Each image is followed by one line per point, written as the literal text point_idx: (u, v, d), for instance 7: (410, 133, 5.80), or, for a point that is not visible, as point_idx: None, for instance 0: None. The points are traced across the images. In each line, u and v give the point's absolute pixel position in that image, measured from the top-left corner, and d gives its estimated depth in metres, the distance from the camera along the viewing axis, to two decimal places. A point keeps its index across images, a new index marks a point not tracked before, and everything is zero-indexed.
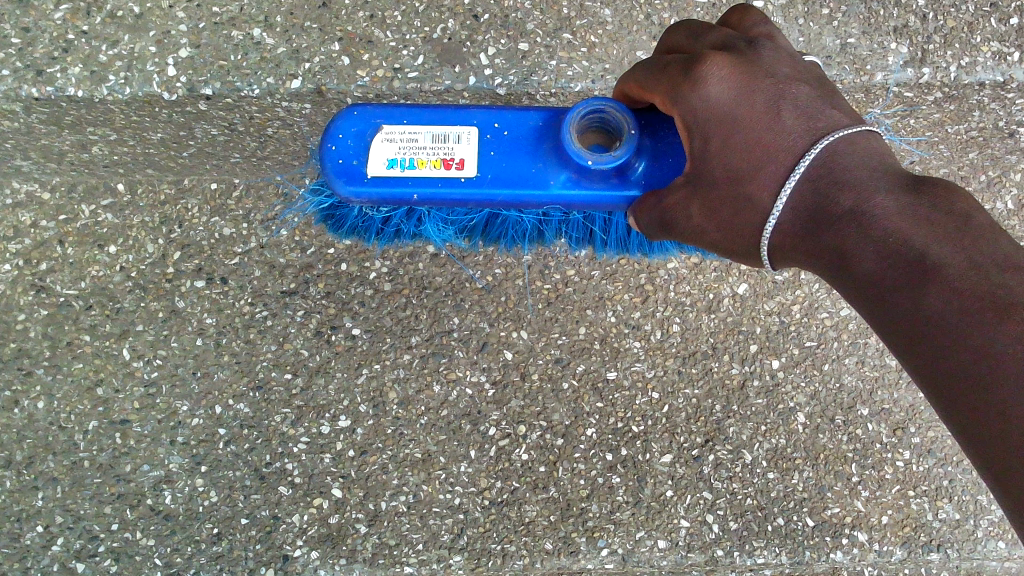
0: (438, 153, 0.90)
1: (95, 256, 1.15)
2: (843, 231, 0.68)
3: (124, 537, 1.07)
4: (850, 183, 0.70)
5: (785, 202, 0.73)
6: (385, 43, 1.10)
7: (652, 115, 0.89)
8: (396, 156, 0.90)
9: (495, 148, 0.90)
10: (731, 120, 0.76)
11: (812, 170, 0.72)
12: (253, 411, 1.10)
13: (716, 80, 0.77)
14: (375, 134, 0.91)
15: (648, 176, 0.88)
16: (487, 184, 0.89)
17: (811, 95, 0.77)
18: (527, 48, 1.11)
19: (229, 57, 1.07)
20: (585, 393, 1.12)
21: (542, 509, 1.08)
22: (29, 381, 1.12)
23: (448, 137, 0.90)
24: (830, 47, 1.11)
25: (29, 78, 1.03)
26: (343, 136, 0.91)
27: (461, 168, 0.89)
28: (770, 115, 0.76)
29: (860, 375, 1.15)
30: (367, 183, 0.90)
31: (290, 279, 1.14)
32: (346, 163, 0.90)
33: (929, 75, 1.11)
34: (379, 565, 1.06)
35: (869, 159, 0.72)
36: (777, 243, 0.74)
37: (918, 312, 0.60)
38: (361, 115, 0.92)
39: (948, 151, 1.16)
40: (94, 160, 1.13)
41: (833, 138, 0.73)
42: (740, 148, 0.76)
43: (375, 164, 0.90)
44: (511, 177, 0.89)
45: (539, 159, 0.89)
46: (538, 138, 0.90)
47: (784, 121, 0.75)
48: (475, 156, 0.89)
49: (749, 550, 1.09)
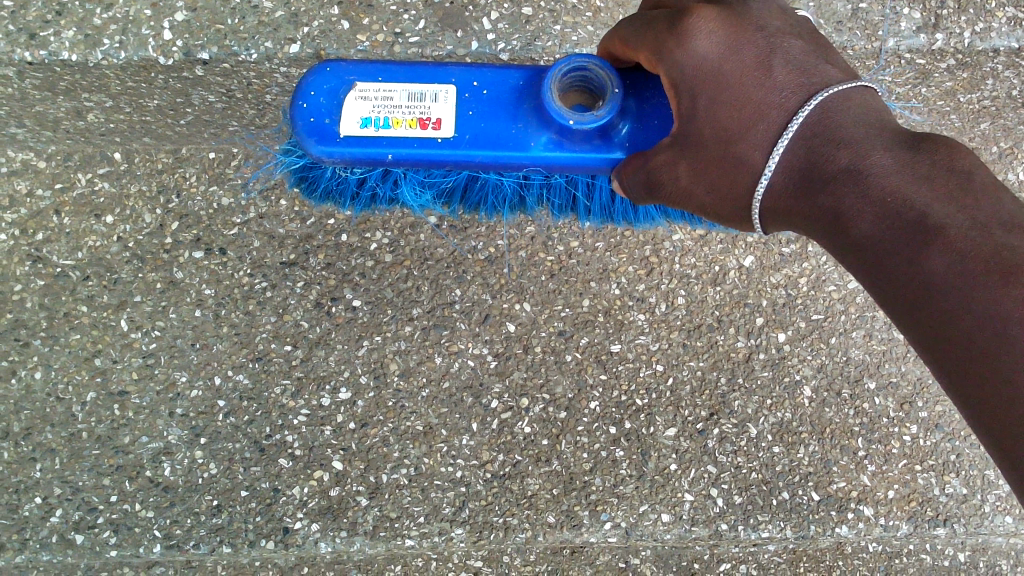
0: (415, 112, 0.88)
1: (91, 226, 1.13)
2: (838, 189, 0.66)
3: (123, 508, 1.06)
4: (846, 140, 0.68)
5: (778, 160, 0.71)
6: (386, 8, 1.08)
7: (637, 75, 0.88)
8: (370, 115, 0.88)
9: (474, 107, 0.88)
10: (720, 76, 0.75)
11: (806, 127, 0.70)
12: (252, 383, 1.09)
13: (704, 34, 0.75)
14: (349, 91, 0.89)
15: (632, 138, 0.86)
16: (464, 145, 0.87)
17: (803, 51, 0.75)
18: (531, 12, 1.09)
19: (226, 21, 1.06)
20: (588, 365, 1.10)
21: (544, 482, 1.07)
22: (26, 352, 1.10)
23: (424, 96, 0.88)
24: (840, 12, 1.08)
25: (21, 41, 1.01)
26: (315, 93, 0.89)
27: (438, 128, 0.87)
28: (760, 71, 0.74)
29: (867, 349, 1.14)
30: (340, 143, 0.88)
31: (290, 250, 1.13)
32: (318, 122, 0.88)
33: (942, 41, 1.08)
34: (381, 537, 1.05)
35: (865, 115, 0.70)
36: (768, 205, 0.73)
37: (919, 274, 0.58)
38: (335, 72, 0.90)
39: (959, 122, 1.13)
40: (90, 128, 1.11)
41: (827, 94, 0.71)
42: (730, 106, 0.74)
43: (348, 123, 0.88)
44: (489, 138, 0.87)
45: (518, 119, 0.87)
46: (517, 98, 0.88)
47: (775, 76, 0.74)
48: (452, 116, 0.88)
49: (754, 524, 1.07)
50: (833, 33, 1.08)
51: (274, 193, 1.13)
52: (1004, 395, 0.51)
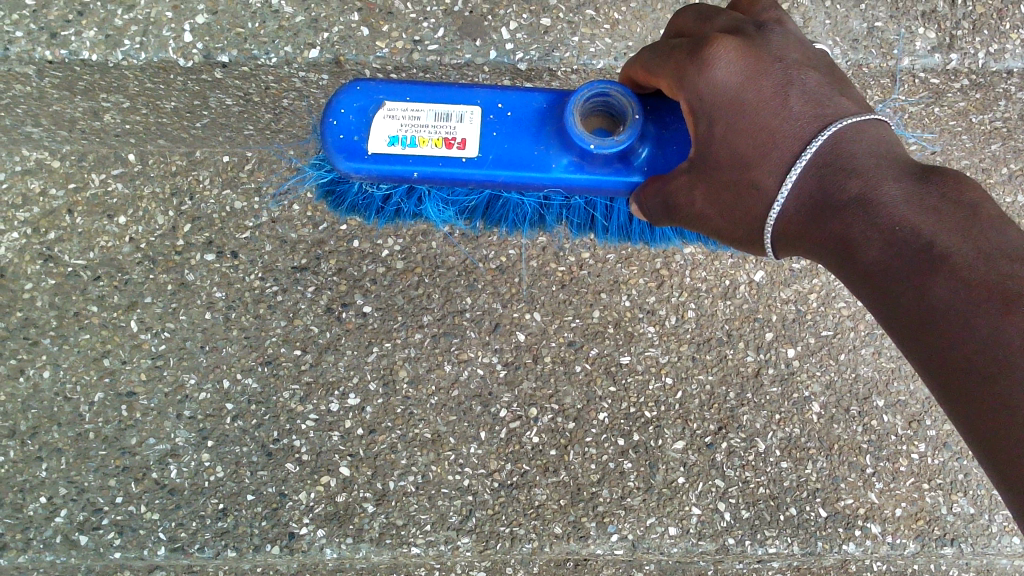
0: (441, 132, 0.88)
1: (103, 226, 1.14)
2: (847, 217, 0.66)
3: (128, 510, 1.06)
4: (857, 170, 0.68)
5: (791, 187, 0.71)
6: (406, 15, 1.09)
7: (656, 101, 0.88)
8: (398, 133, 0.88)
9: (498, 128, 0.88)
10: (739, 104, 0.75)
11: (820, 156, 0.70)
12: (261, 387, 1.09)
13: (724, 63, 0.75)
14: (377, 110, 0.89)
15: (652, 163, 0.86)
16: (488, 165, 0.87)
17: (820, 82, 0.75)
18: (550, 23, 1.09)
19: (246, 25, 1.06)
20: (597, 377, 1.10)
21: (552, 493, 1.07)
22: (34, 351, 1.10)
23: (450, 116, 0.88)
24: (856, 30, 1.09)
25: (43, 40, 1.02)
26: (345, 111, 0.89)
27: (462, 148, 0.88)
28: (776, 99, 0.74)
29: (876, 366, 1.14)
30: (368, 160, 0.89)
31: (302, 255, 1.13)
32: (347, 139, 0.89)
33: (956, 61, 1.10)
34: (386, 544, 1.05)
35: (878, 146, 0.70)
36: (781, 231, 0.73)
37: (922, 301, 0.58)
38: (365, 91, 0.90)
39: (971, 143, 1.12)
40: (106, 129, 1.11)
41: (842, 125, 0.71)
42: (745, 133, 0.74)
43: (376, 140, 0.89)
44: (512, 159, 0.87)
45: (540, 141, 0.88)
46: (540, 120, 0.88)
47: (792, 106, 0.73)
48: (477, 136, 0.88)
49: (760, 540, 1.07)
50: (848, 51, 1.09)
51: (286, 198, 1.14)
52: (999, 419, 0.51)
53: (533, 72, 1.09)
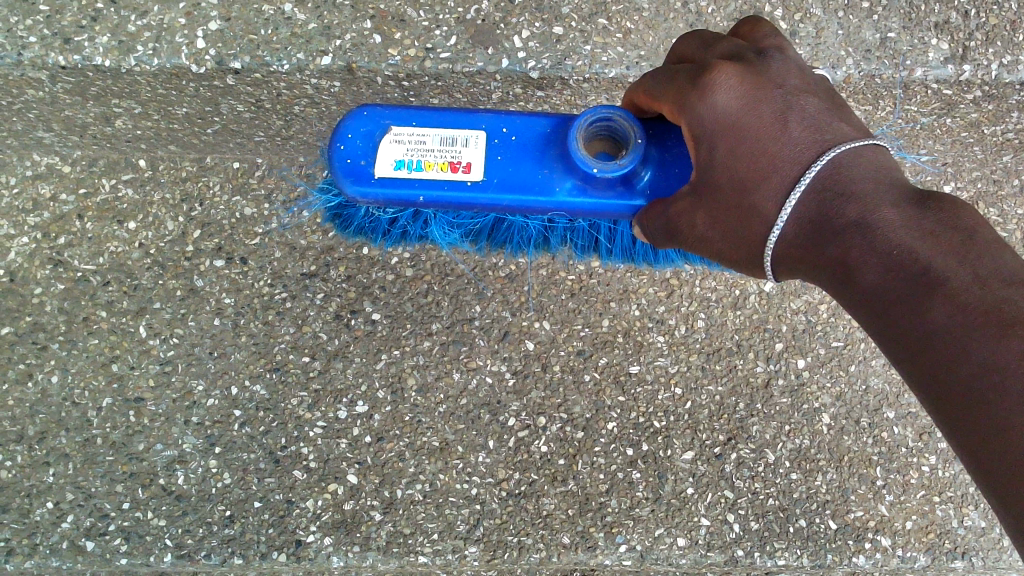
0: (446, 156, 0.88)
1: (114, 231, 1.14)
2: (846, 242, 0.65)
3: (134, 516, 1.06)
4: (856, 194, 0.66)
5: (792, 211, 0.69)
6: (418, 23, 1.07)
7: (659, 125, 0.87)
8: (404, 158, 0.88)
9: (503, 153, 0.88)
10: (739, 130, 0.73)
11: (820, 180, 0.68)
12: (269, 394, 1.09)
13: (725, 88, 0.74)
14: (384, 135, 0.89)
15: (654, 186, 0.86)
16: (492, 189, 0.87)
17: (820, 108, 0.74)
18: (562, 32, 1.08)
19: (259, 32, 1.05)
20: (606, 387, 1.10)
21: (560, 502, 1.06)
22: (43, 356, 1.10)
23: (455, 141, 0.88)
24: (869, 41, 1.08)
25: (57, 45, 1.01)
26: (352, 136, 0.89)
27: (468, 172, 0.88)
28: (776, 124, 0.73)
29: (887, 378, 1.13)
30: (374, 184, 0.89)
31: (311, 261, 1.12)
32: (354, 164, 0.89)
33: (969, 72, 1.08)
34: (393, 553, 1.04)
35: (877, 171, 0.68)
36: (781, 255, 0.71)
37: (920, 326, 0.57)
38: (371, 117, 0.90)
39: (982, 154, 1.14)
40: (117, 134, 1.12)
41: (840, 150, 0.69)
42: (746, 158, 0.73)
43: (383, 165, 0.89)
44: (516, 183, 0.87)
45: (543, 166, 0.87)
46: (544, 145, 0.88)
47: (791, 131, 0.72)
48: (481, 161, 0.88)
49: (770, 551, 1.06)
50: (861, 61, 1.08)
51: (295, 205, 1.14)
52: (1000, 446, 0.50)
53: (545, 80, 1.08)
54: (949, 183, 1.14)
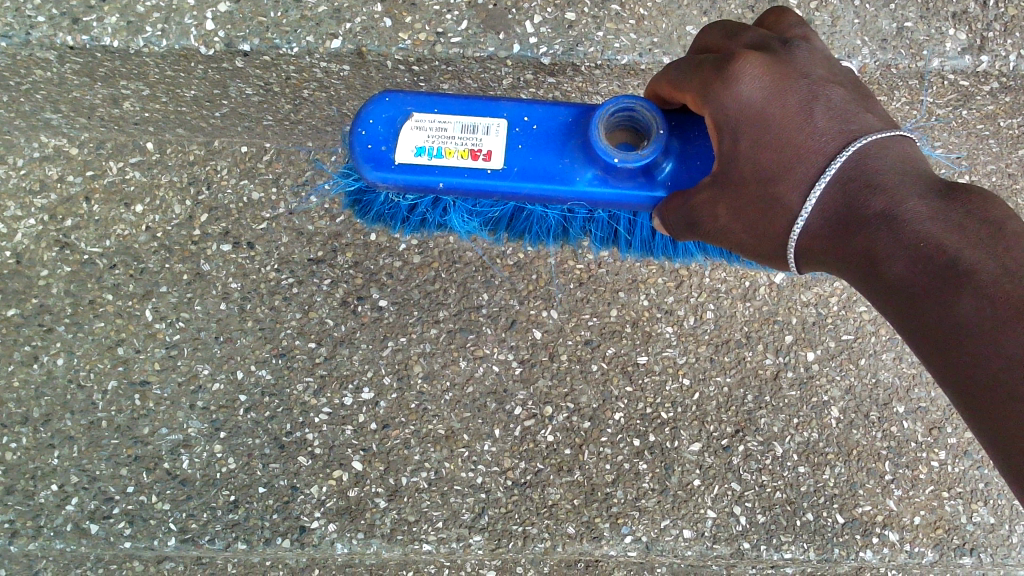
0: (467, 144, 0.87)
1: (120, 214, 1.14)
2: (871, 232, 0.64)
3: (139, 499, 1.05)
4: (881, 185, 0.65)
5: (816, 200, 0.68)
6: (429, 7, 1.04)
7: (683, 117, 0.86)
8: (425, 144, 0.88)
9: (524, 141, 0.87)
10: (763, 119, 0.73)
11: (844, 171, 0.68)
12: (275, 379, 1.08)
13: (749, 78, 0.73)
14: (405, 121, 0.88)
15: (675, 177, 0.84)
16: (513, 177, 0.86)
17: (845, 98, 0.73)
18: (575, 17, 1.05)
19: (269, 14, 1.02)
20: (614, 376, 1.09)
21: (566, 493, 1.05)
22: (49, 338, 1.10)
23: (477, 128, 0.87)
24: (886, 30, 1.06)
25: (65, 26, 0.99)
26: (374, 122, 0.89)
27: (488, 160, 0.87)
28: (801, 115, 0.72)
29: (897, 372, 1.12)
30: (394, 169, 0.88)
31: (319, 247, 1.12)
32: (374, 149, 0.88)
33: (987, 63, 1.05)
34: (397, 541, 1.04)
35: (902, 162, 0.67)
36: (804, 246, 0.70)
37: (946, 318, 0.56)
38: (394, 102, 0.90)
39: (997, 148, 1.15)
40: (126, 116, 1.11)
41: (865, 141, 0.68)
42: (769, 148, 0.72)
43: (404, 151, 0.88)
44: (537, 171, 0.86)
45: (563, 156, 0.86)
46: (564, 136, 0.87)
47: (816, 121, 0.71)
48: (502, 149, 0.87)
49: (776, 545, 1.05)
50: (877, 51, 1.05)
51: (303, 189, 1.14)
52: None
53: (557, 66, 1.06)
54: (962, 177, 1.16)
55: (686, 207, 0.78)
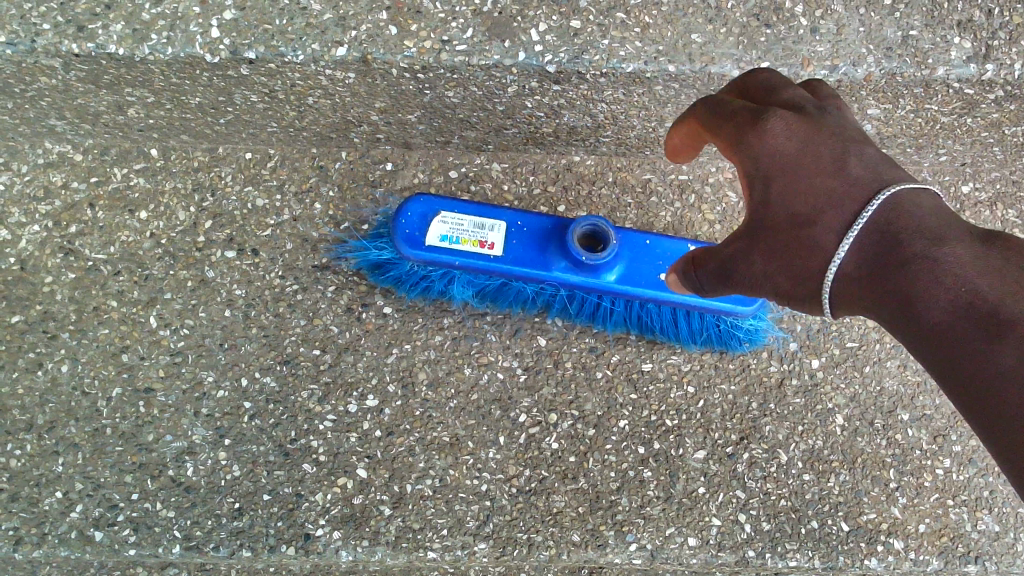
0: (481, 238, 0.99)
1: (125, 221, 1.14)
2: (911, 276, 0.59)
3: (143, 507, 1.05)
4: (921, 228, 0.61)
5: (852, 244, 0.63)
6: (434, 14, 1.01)
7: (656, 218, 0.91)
8: (449, 235, 0.99)
9: (525, 240, 1.00)
10: (796, 167, 0.69)
11: (881, 213, 0.63)
12: (279, 387, 1.08)
13: (782, 130, 0.71)
14: (436, 216, 1.00)
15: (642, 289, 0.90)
16: (514, 267, 0.99)
17: (881, 151, 0.69)
18: (580, 25, 1.01)
19: (274, 21, 0.99)
20: (618, 384, 1.09)
21: (571, 500, 1.05)
22: (53, 345, 1.10)
23: (489, 226, 0.99)
24: (890, 38, 1.01)
25: (70, 33, 0.97)
26: (411, 216, 1.00)
27: (495, 252, 0.99)
28: (835, 161, 0.68)
29: (901, 380, 1.12)
30: (423, 252, 0.99)
31: (323, 254, 1.13)
32: (410, 235, 0.99)
33: (993, 71, 1.00)
34: (402, 548, 1.03)
35: (940, 208, 0.63)
36: (838, 290, 0.65)
37: (995, 372, 0.52)
38: (426, 202, 1.01)
39: (1003, 155, 1.16)
40: (130, 123, 1.11)
41: (903, 186, 0.64)
42: (802, 194, 0.68)
43: (433, 237, 0.99)
44: (532, 264, 0.99)
45: (546, 255, 0.99)
46: (547, 239, 1.00)
47: (851, 168, 0.67)
48: (508, 245, 0.99)
49: (781, 553, 1.05)
50: (882, 59, 1.00)
51: (308, 196, 1.15)
52: None
53: (562, 75, 1.01)
54: (966, 183, 1.21)
55: (710, 259, 0.74)
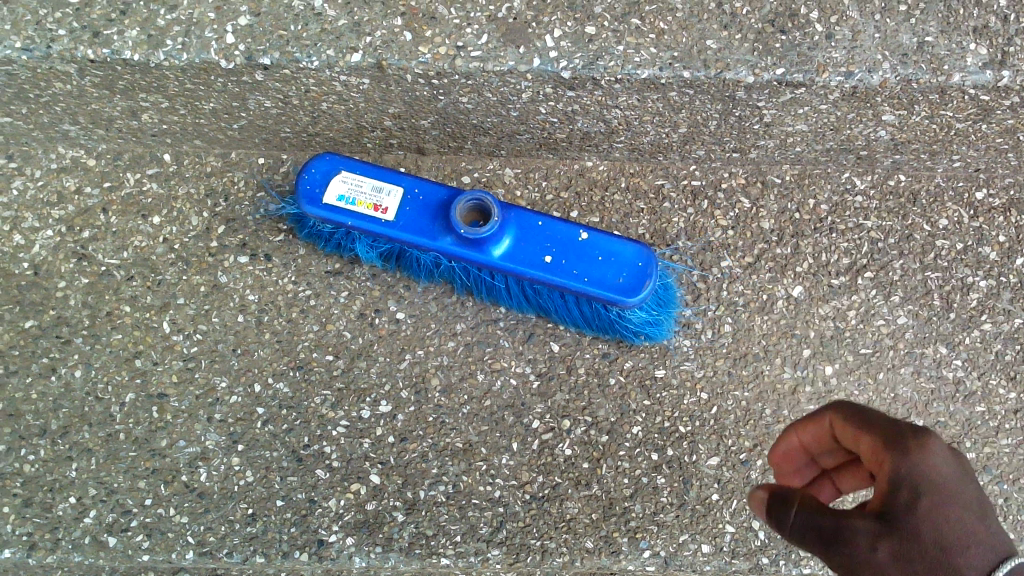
0: (374, 202, 1.02)
1: (138, 226, 1.14)
2: None
3: (157, 512, 1.05)
4: None
5: None
6: (449, 21, 1.01)
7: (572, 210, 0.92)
8: (346, 196, 1.02)
9: (420, 209, 1.02)
10: (953, 500, 0.60)
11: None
12: (292, 392, 1.08)
13: (944, 459, 0.62)
14: (337, 176, 1.03)
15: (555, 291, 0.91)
16: (397, 232, 1.01)
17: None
18: (595, 31, 1.01)
19: (289, 27, 1.00)
20: (631, 391, 1.09)
21: (584, 507, 1.05)
22: (67, 349, 1.10)
23: (381, 190, 1.02)
24: (906, 45, 1.00)
25: (85, 39, 0.98)
26: (314, 172, 1.04)
27: (385, 216, 1.01)
28: (982, 507, 0.61)
29: (915, 387, 1.12)
30: (319, 208, 1.02)
31: (335, 259, 1.12)
32: (309, 190, 1.03)
33: (1009, 78, 0.99)
34: (416, 555, 1.03)
35: None
36: None
37: None
38: (331, 161, 1.04)
39: (1016, 161, 1.15)
40: (143, 128, 1.11)
41: None
42: (952, 528, 0.59)
43: (330, 195, 1.03)
44: (419, 231, 1.01)
45: (435, 226, 1.01)
46: (440, 212, 1.01)
47: (997, 529, 0.59)
48: (400, 212, 1.01)
49: (795, 560, 1.05)
50: (897, 66, 0.99)
51: None
52: None
53: (577, 80, 1.01)
54: (980, 190, 1.18)
55: (819, 510, 0.63)
